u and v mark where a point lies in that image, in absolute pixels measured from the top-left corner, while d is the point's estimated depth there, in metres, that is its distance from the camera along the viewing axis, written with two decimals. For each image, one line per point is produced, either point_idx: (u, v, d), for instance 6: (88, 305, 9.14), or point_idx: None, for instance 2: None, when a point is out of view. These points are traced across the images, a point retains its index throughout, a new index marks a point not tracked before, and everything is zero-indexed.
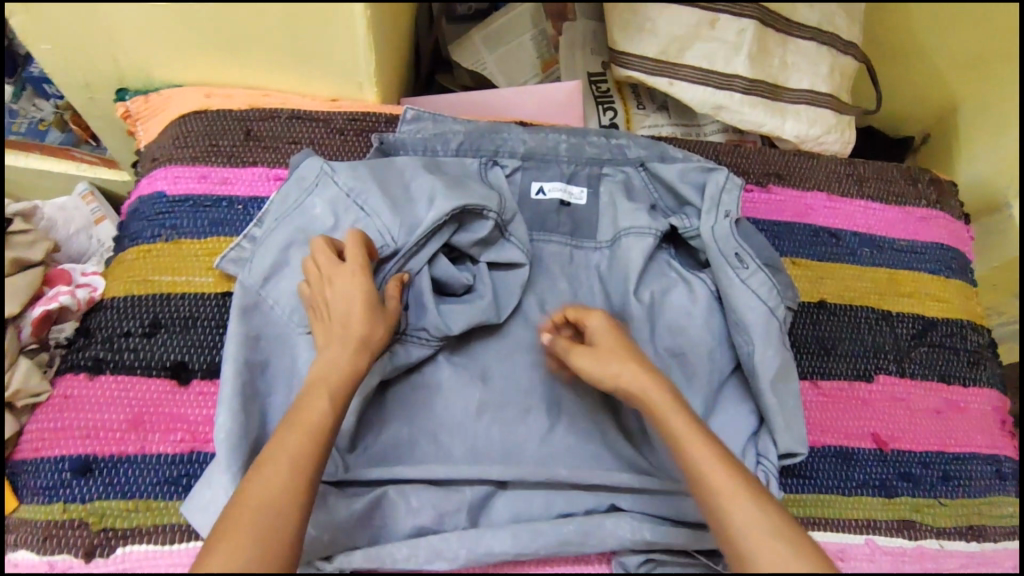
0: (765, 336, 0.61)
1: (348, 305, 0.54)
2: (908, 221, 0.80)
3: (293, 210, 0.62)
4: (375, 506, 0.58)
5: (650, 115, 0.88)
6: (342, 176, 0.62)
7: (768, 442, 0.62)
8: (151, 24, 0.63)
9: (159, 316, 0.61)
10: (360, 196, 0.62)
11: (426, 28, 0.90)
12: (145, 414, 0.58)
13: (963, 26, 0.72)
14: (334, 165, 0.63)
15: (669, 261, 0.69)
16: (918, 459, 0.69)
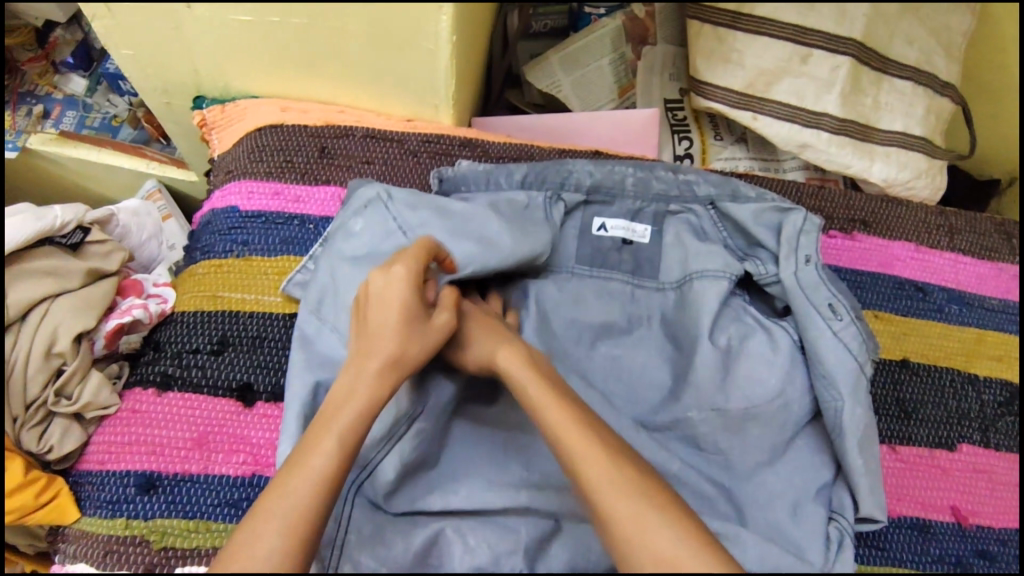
0: (854, 393, 0.59)
1: (387, 313, 0.52)
2: (1001, 278, 0.75)
3: (348, 235, 0.62)
4: (432, 543, 0.53)
5: (727, 147, 0.86)
6: (399, 208, 0.62)
7: (842, 495, 0.59)
8: (234, 35, 0.62)
9: (227, 334, 0.61)
10: (412, 230, 0.61)
11: (500, 51, 0.89)
12: (209, 434, 0.58)
13: None
14: (391, 193, 0.63)
15: (742, 307, 0.66)
16: (1000, 537, 0.65)
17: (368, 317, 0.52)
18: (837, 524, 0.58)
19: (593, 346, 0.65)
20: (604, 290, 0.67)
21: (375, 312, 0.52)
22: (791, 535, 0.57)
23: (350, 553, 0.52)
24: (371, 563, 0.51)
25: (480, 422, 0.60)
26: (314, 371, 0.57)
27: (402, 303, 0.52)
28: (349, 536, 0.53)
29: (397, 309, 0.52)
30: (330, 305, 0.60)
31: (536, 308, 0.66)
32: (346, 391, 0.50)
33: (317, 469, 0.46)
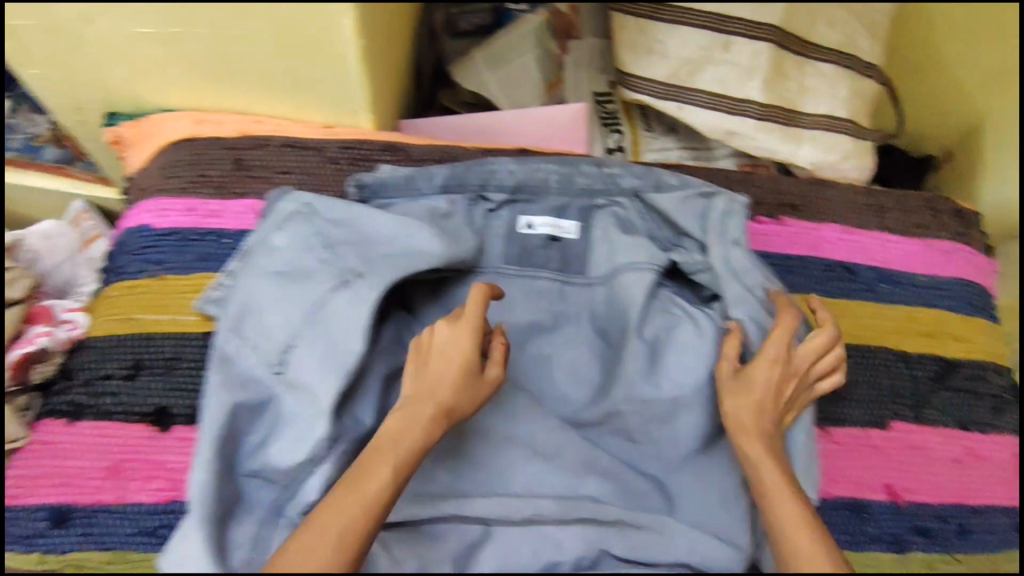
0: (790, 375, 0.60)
1: (449, 363, 0.51)
2: (930, 254, 0.76)
3: (263, 249, 0.58)
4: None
5: (658, 138, 0.85)
6: (323, 222, 0.58)
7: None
8: (136, 45, 0.60)
9: (141, 357, 0.59)
10: (336, 245, 0.57)
11: (427, 42, 0.88)
12: (124, 461, 0.56)
13: None
14: (315, 205, 0.59)
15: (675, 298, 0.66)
16: (935, 512, 0.66)
17: (428, 368, 0.51)
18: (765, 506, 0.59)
19: (521, 346, 0.64)
20: (533, 290, 0.66)
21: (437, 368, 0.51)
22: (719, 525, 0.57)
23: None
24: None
25: None
26: (232, 392, 0.54)
27: (468, 354, 0.51)
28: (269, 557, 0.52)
29: (457, 360, 0.51)
30: (249, 324, 0.56)
31: None
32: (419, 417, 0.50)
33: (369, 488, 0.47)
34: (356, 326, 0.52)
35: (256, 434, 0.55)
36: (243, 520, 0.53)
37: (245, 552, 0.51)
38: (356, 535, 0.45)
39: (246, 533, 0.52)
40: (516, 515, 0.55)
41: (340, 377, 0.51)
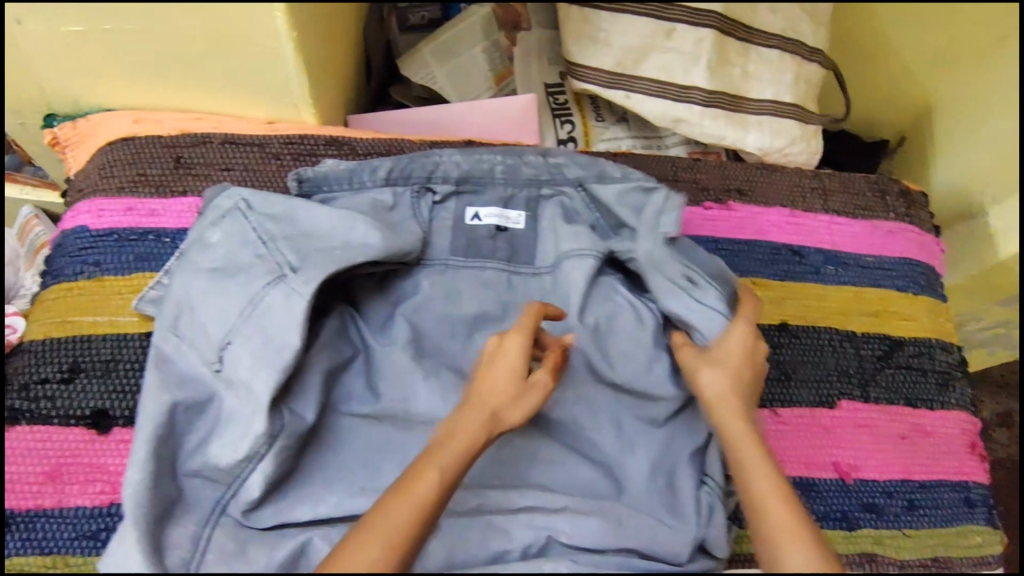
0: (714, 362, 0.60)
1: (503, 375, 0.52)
2: (875, 235, 0.77)
3: (198, 247, 0.57)
4: (298, 555, 0.52)
5: (609, 127, 0.86)
6: (259, 219, 0.58)
7: (713, 461, 0.60)
8: (65, 45, 0.59)
9: (78, 360, 0.59)
10: (273, 240, 0.56)
11: (378, 28, 0.88)
12: (63, 465, 0.55)
13: (930, 32, 0.69)
14: (250, 201, 0.59)
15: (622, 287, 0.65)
16: (883, 489, 0.67)
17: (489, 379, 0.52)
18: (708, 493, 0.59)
19: (469, 338, 0.63)
20: (480, 282, 0.65)
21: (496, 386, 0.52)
22: (665, 507, 0.58)
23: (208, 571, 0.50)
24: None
25: (352, 425, 0.58)
26: (170, 393, 0.54)
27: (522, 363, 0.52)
28: (207, 556, 0.51)
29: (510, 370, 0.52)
30: (187, 323, 0.56)
31: (407, 305, 0.63)
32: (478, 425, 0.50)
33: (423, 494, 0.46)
34: (293, 321, 0.52)
35: (195, 434, 0.54)
36: (182, 521, 0.52)
37: (182, 553, 0.51)
38: (404, 536, 0.44)
39: (185, 534, 0.51)
40: (463, 504, 0.56)
41: (275, 374, 0.51)
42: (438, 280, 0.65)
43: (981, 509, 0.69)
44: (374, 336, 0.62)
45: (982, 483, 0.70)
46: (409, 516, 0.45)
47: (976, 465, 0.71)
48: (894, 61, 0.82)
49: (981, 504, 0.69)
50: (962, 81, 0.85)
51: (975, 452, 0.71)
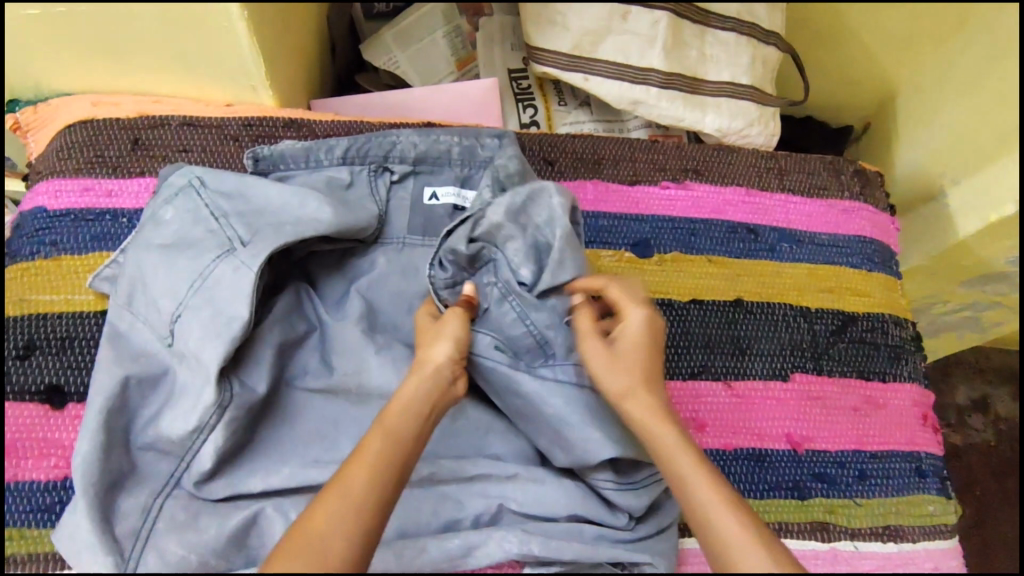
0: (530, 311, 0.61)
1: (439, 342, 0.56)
2: (830, 214, 0.78)
3: (150, 224, 0.58)
4: (250, 525, 0.53)
5: (572, 111, 0.86)
6: (212, 195, 0.59)
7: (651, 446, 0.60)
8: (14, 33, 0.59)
9: (33, 338, 0.59)
10: (224, 215, 0.57)
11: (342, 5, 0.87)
12: (17, 440, 0.56)
13: (890, 23, 0.68)
14: (203, 178, 0.59)
15: (490, 281, 0.63)
16: (835, 459, 0.68)
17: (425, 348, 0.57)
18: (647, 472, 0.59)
19: None
20: None
21: (433, 342, 0.56)
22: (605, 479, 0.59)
23: (156, 540, 0.52)
24: (179, 549, 0.51)
25: (307, 400, 0.59)
26: (122, 366, 0.54)
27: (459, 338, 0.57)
28: (156, 526, 0.52)
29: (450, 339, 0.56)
30: (140, 298, 0.56)
31: (363, 282, 0.64)
32: (427, 373, 0.54)
33: (374, 453, 0.48)
34: (241, 294, 0.53)
35: (149, 407, 0.55)
36: (132, 491, 0.53)
37: (132, 522, 0.52)
38: (359, 501, 0.45)
39: (135, 504, 0.53)
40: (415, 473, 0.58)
41: (225, 344, 0.52)
42: (394, 258, 0.66)
43: (933, 479, 0.70)
44: (328, 313, 0.63)
45: (934, 453, 0.71)
46: (366, 474, 0.47)
47: (928, 436, 0.72)
48: (852, 47, 0.82)
49: (933, 475, 0.70)
50: (927, 62, 0.85)
51: (927, 423, 0.72)
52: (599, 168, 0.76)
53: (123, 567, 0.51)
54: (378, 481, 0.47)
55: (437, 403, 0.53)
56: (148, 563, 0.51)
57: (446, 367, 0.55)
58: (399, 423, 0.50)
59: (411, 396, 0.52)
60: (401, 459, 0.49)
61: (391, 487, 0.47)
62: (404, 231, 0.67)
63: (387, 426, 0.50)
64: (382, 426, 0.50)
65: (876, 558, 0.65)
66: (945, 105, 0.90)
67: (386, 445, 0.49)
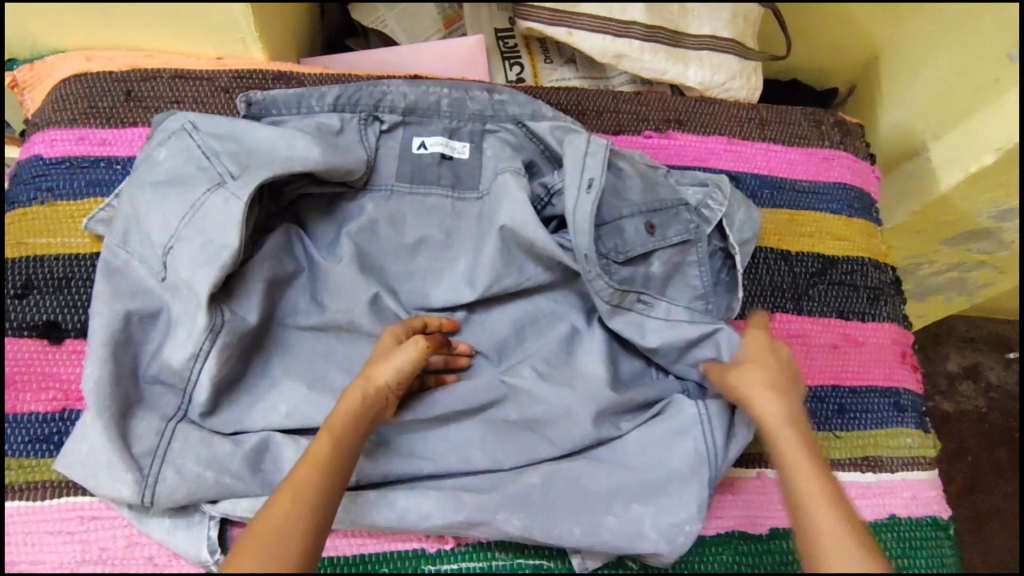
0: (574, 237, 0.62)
1: (382, 373, 0.55)
2: (811, 162, 0.80)
3: (140, 164, 0.60)
4: (262, 449, 0.56)
5: (558, 69, 0.87)
6: (204, 137, 0.60)
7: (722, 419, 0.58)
8: None
9: (31, 278, 0.61)
10: (216, 155, 0.59)
11: None
12: (15, 374, 0.58)
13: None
14: (194, 122, 0.61)
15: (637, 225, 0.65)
16: (814, 393, 0.70)
17: (375, 371, 0.55)
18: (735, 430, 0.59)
19: (412, 257, 0.66)
20: (425, 206, 0.67)
21: (380, 361, 0.56)
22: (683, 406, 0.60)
23: (173, 458, 0.54)
24: (197, 466, 0.54)
25: (300, 337, 0.61)
26: (122, 301, 0.56)
27: (405, 371, 0.55)
28: (172, 445, 0.55)
29: (396, 367, 0.55)
30: (134, 236, 0.58)
31: (352, 225, 0.65)
32: (381, 393, 0.55)
33: (322, 452, 0.50)
34: (232, 223, 0.55)
35: (149, 340, 0.57)
36: (143, 416, 0.55)
37: (148, 441, 0.55)
38: (318, 500, 0.47)
39: (150, 427, 0.55)
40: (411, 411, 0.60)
41: (214, 270, 0.54)
42: (380, 201, 0.66)
43: (911, 413, 0.72)
44: (320, 254, 0.64)
45: (912, 389, 0.73)
46: (316, 476, 0.48)
47: (906, 373, 0.74)
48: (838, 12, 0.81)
49: (912, 410, 0.72)
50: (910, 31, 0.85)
51: (906, 361, 0.74)
52: (583, 118, 0.78)
53: (142, 484, 0.53)
54: (327, 484, 0.48)
55: (373, 419, 0.54)
56: (167, 479, 0.54)
57: (385, 393, 0.55)
58: (347, 426, 0.52)
59: (355, 402, 0.53)
60: (344, 467, 0.50)
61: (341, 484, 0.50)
62: (392, 177, 0.67)
63: (333, 430, 0.51)
64: (327, 429, 0.51)
65: (855, 487, 0.67)
66: (920, 70, 0.90)
67: (336, 442, 0.51)
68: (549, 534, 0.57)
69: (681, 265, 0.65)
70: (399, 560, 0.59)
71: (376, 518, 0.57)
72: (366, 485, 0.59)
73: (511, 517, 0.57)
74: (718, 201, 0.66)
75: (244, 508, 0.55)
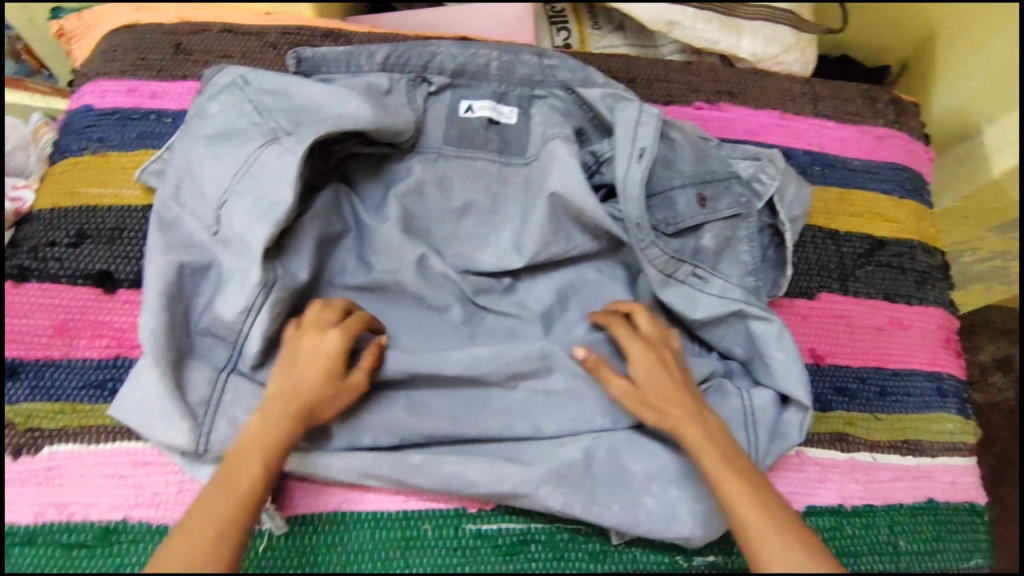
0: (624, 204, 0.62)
1: (315, 394, 0.53)
2: (864, 140, 0.78)
3: (193, 119, 0.60)
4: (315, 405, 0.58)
5: (606, 35, 0.85)
6: (256, 92, 0.60)
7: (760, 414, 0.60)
8: None
9: (85, 227, 0.62)
10: (269, 111, 0.59)
11: None
12: (70, 321, 0.59)
13: None
14: (246, 77, 0.61)
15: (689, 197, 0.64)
16: (856, 374, 0.69)
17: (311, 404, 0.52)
18: (791, 413, 0.61)
19: (457, 222, 0.65)
20: (472, 170, 0.66)
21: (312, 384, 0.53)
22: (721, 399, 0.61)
23: (225, 410, 0.55)
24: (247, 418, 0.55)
25: (346, 297, 0.62)
26: (176, 254, 0.57)
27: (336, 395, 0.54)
28: (224, 397, 0.56)
29: (330, 395, 0.53)
30: (186, 188, 0.58)
31: (399, 186, 0.65)
32: (319, 388, 0.53)
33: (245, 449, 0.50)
34: (286, 179, 0.55)
35: (202, 294, 0.58)
36: (196, 366, 0.56)
37: (202, 391, 0.56)
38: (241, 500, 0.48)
39: (203, 378, 0.56)
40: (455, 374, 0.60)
41: (268, 227, 0.54)
42: (427, 164, 0.66)
43: (953, 398, 0.71)
44: (368, 215, 0.65)
45: (955, 374, 0.72)
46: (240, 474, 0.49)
47: (950, 358, 0.72)
48: None
49: (954, 395, 0.71)
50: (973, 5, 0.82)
51: (950, 346, 0.73)
52: (633, 86, 0.76)
53: (198, 432, 0.54)
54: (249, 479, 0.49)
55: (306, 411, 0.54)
56: (220, 429, 0.55)
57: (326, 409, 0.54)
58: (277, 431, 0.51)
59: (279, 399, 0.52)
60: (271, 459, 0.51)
61: (270, 464, 0.50)
62: (440, 139, 0.67)
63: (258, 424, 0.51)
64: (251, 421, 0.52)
65: (893, 469, 0.67)
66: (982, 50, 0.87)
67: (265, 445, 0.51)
68: (590, 502, 0.58)
69: (731, 239, 0.64)
70: (441, 518, 0.60)
71: (420, 478, 0.57)
72: (409, 446, 0.59)
73: (553, 482, 0.57)
74: (771, 174, 0.65)
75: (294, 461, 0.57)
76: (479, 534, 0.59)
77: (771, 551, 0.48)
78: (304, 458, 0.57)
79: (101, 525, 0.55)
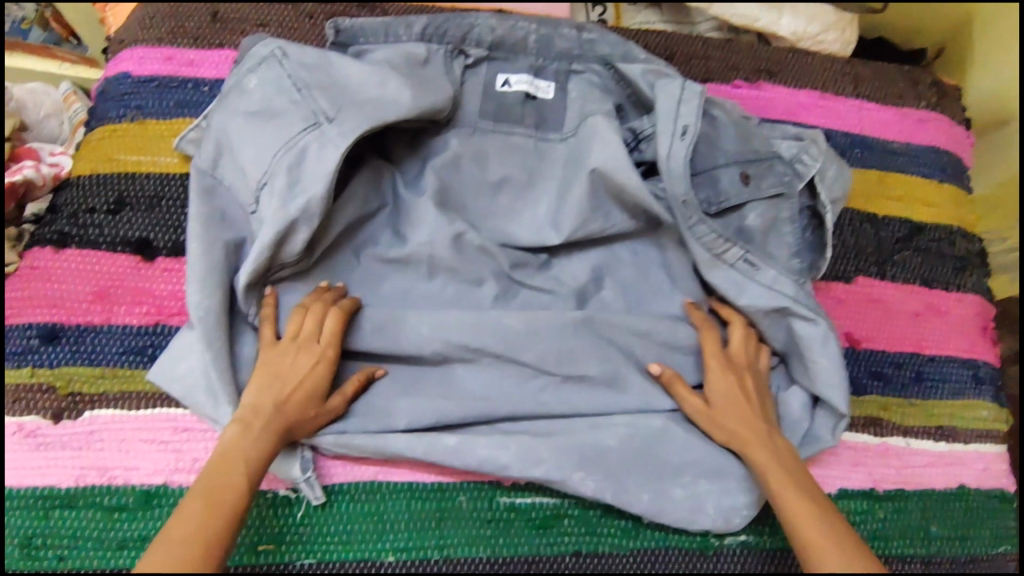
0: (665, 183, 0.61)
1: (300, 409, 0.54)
2: (905, 123, 0.77)
3: (232, 90, 0.60)
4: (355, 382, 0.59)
5: (642, 11, 0.84)
6: (295, 66, 0.59)
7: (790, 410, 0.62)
8: None
9: (124, 195, 0.62)
10: (307, 87, 0.58)
11: None
12: (110, 287, 0.60)
13: None
14: (284, 50, 0.60)
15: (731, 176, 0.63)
16: (892, 359, 0.68)
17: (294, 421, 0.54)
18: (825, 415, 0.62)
19: (494, 197, 0.65)
20: (511, 145, 0.65)
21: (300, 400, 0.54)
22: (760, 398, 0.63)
23: None
24: None
25: (383, 269, 0.62)
26: (219, 226, 0.58)
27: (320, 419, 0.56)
28: None
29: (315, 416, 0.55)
30: (227, 161, 0.59)
31: (436, 160, 0.64)
32: (307, 399, 0.54)
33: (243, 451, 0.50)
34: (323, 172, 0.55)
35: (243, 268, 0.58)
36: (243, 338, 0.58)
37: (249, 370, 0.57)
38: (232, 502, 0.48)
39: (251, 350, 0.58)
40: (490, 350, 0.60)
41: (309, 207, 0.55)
42: (465, 138, 0.65)
43: (988, 386, 0.70)
44: (406, 189, 0.64)
45: (990, 362, 0.71)
46: (235, 475, 0.49)
47: (986, 346, 0.72)
48: None
49: (989, 382, 0.71)
50: None
51: (987, 334, 0.72)
52: (671, 63, 0.75)
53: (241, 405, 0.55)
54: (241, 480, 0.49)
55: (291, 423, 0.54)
56: None
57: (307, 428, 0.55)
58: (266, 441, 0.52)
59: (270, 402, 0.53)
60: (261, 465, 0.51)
61: (253, 474, 0.50)
62: (478, 113, 0.66)
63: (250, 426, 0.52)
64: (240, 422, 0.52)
65: (927, 455, 0.66)
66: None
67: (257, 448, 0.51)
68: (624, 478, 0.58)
69: (773, 221, 0.63)
70: (474, 491, 0.60)
71: (455, 452, 0.58)
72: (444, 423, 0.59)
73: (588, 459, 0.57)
74: (813, 156, 0.64)
75: (330, 441, 0.57)
76: (512, 508, 0.60)
77: (813, 537, 0.50)
78: (339, 438, 0.57)
79: (142, 488, 0.56)
